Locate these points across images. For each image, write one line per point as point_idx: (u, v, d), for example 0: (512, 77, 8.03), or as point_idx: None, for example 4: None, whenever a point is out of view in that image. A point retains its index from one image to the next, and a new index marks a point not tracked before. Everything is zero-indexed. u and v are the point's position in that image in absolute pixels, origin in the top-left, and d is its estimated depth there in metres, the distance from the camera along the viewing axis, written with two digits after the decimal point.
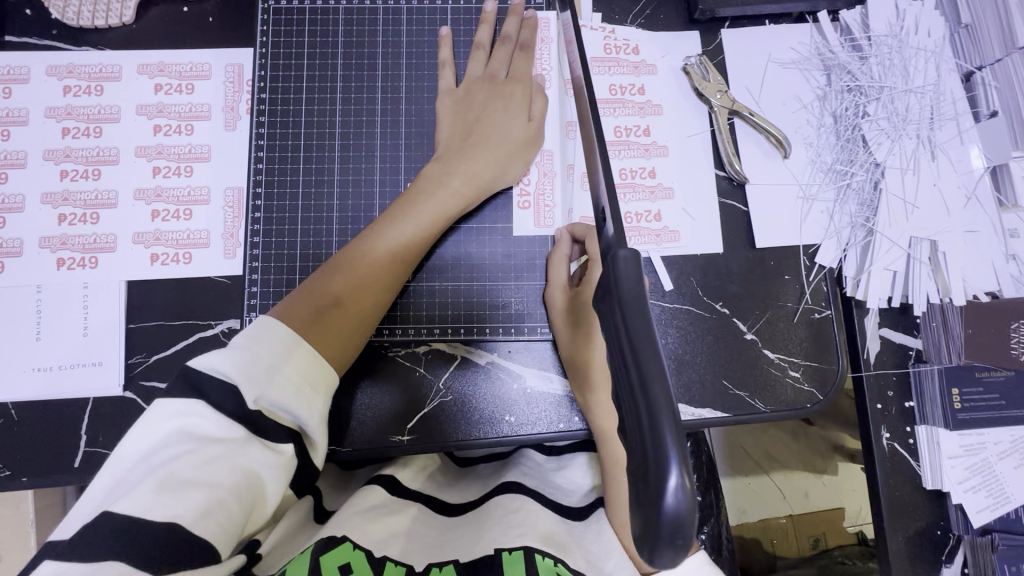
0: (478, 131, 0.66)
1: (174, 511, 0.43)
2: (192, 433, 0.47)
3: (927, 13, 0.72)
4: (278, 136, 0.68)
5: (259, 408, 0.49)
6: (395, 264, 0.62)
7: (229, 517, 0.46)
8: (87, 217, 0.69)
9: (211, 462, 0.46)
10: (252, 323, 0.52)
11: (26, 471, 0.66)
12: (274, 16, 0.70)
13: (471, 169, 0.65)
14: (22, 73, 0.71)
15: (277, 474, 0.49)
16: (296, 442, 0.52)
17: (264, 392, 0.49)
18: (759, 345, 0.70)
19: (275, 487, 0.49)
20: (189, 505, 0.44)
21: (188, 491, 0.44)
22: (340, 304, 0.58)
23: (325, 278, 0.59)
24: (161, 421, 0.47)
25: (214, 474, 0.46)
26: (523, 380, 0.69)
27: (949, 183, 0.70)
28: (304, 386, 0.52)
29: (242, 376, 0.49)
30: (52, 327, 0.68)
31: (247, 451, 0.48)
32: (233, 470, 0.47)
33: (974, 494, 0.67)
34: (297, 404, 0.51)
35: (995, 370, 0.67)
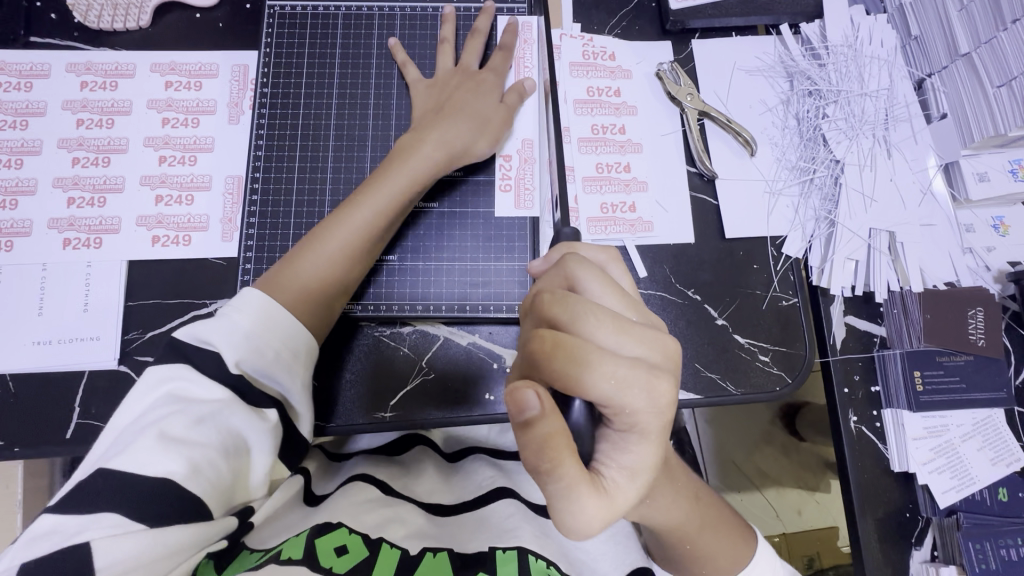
0: (451, 109, 0.69)
1: (165, 467, 0.46)
2: (182, 397, 0.50)
3: (879, 26, 0.79)
4: (278, 128, 0.74)
5: (241, 371, 0.53)
6: (367, 234, 0.64)
7: (218, 475, 0.49)
8: (94, 201, 0.74)
9: (199, 424, 0.49)
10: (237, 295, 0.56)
11: (19, 441, 0.68)
12: (279, 20, 0.76)
13: (441, 139, 0.67)
14: (44, 70, 0.77)
15: (264, 437, 0.53)
16: (280, 409, 0.56)
17: (245, 356, 0.54)
18: (730, 330, 0.73)
19: (260, 453, 0.53)
20: (178, 463, 0.47)
21: (178, 449, 0.47)
22: (313, 274, 0.61)
23: (301, 250, 0.62)
24: (153, 387, 0.51)
25: (200, 435, 0.49)
26: (502, 360, 0.72)
27: (905, 179, 0.74)
28: (284, 352, 0.56)
29: (224, 342, 0.53)
30: (54, 303, 0.71)
31: (232, 413, 0.51)
32: (220, 430, 0.50)
33: (940, 475, 0.68)
34: (276, 368, 0.55)
35: (956, 355, 0.70)
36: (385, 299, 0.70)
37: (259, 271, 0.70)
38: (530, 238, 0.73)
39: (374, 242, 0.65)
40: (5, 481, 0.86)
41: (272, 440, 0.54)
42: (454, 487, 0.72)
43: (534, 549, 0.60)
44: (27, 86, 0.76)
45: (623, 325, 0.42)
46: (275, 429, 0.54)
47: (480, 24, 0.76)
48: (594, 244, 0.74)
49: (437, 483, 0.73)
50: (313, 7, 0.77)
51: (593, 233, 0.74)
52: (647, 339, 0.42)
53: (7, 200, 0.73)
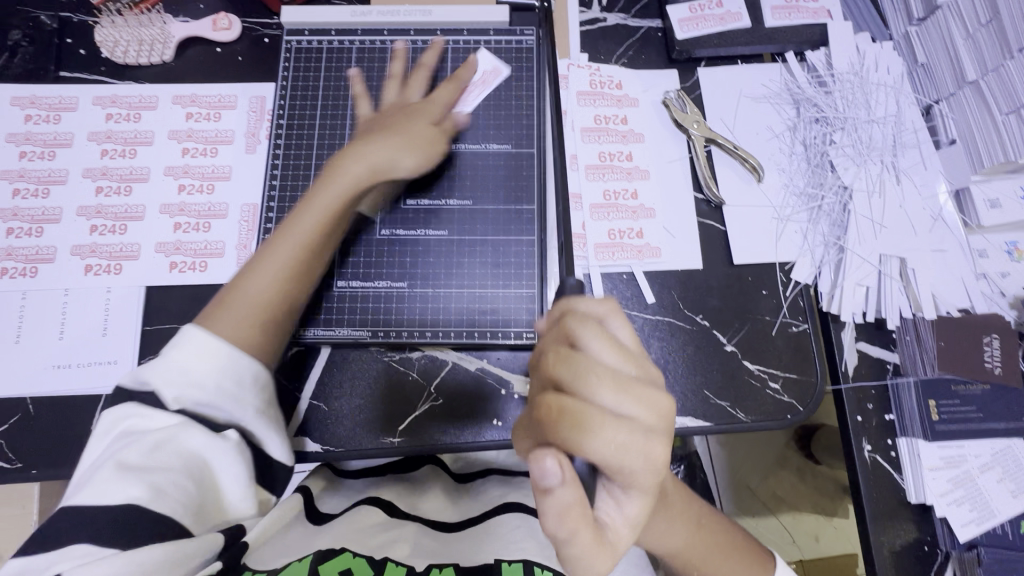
0: (401, 122, 0.69)
1: (124, 494, 0.48)
2: (133, 431, 0.53)
3: (885, 54, 0.79)
4: (293, 157, 0.76)
5: (181, 405, 0.55)
6: (301, 255, 0.64)
7: (186, 496, 0.50)
8: (116, 228, 0.76)
9: (159, 451, 0.51)
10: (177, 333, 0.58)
11: (36, 464, 0.69)
12: (295, 54, 0.79)
13: (361, 157, 0.66)
14: (71, 103, 0.80)
15: (225, 460, 0.54)
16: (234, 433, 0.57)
17: (181, 391, 0.55)
18: (740, 356, 0.72)
19: (225, 468, 0.54)
20: (142, 485, 0.49)
21: (139, 474, 0.49)
22: (251, 297, 0.62)
23: (245, 276, 0.63)
24: (113, 426, 0.54)
25: (164, 458, 0.51)
26: (511, 387, 0.72)
27: (915, 205, 0.74)
28: (225, 382, 0.57)
29: (161, 380, 0.56)
30: (75, 327, 0.73)
31: (189, 438, 0.53)
32: (181, 455, 0.52)
33: (958, 507, 0.67)
34: (218, 396, 0.56)
35: (972, 383, 0.69)
36: (395, 325, 0.71)
37: None
38: (538, 264, 0.73)
39: (315, 262, 0.65)
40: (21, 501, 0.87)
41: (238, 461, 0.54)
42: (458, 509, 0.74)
43: (539, 561, 0.61)
44: (56, 119, 0.79)
45: (622, 383, 0.42)
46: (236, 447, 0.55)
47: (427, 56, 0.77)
48: (601, 270, 0.75)
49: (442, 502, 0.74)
50: (328, 41, 0.79)
51: (601, 259, 0.75)
52: (646, 399, 0.42)
53: (33, 227, 0.76)
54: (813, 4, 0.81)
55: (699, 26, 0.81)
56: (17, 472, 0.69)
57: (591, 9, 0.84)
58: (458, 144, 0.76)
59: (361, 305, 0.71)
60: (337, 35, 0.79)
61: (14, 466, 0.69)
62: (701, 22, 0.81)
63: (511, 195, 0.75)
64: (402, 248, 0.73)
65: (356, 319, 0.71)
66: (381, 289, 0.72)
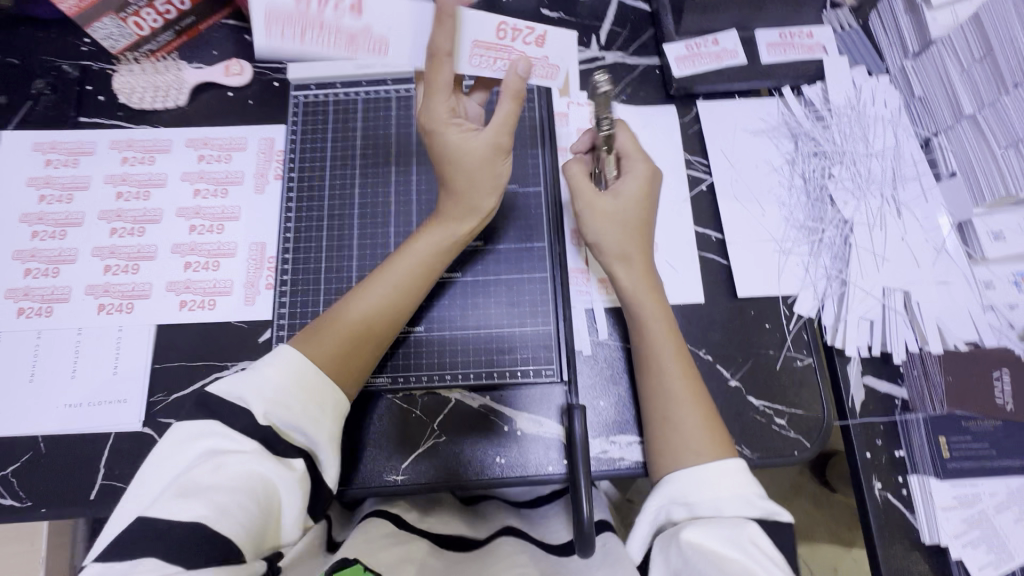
0: (463, 186, 0.64)
1: (197, 512, 0.44)
2: (219, 450, 0.49)
3: (882, 87, 0.80)
4: (307, 209, 0.80)
5: (270, 424, 0.51)
6: (359, 324, 0.62)
7: (248, 518, 0.46)
8: (128, 268, 0.78)
9: (223, 469, 0.47)
10: (196, 423, 0.50)
11: (45, 502, 0.70)
12: (303, 109, 0.84)
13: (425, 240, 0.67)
14: (89, 147, 0.83)
15: (291, 486, 0.50)
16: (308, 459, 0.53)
17: (271, 410, 0.52)
18: (744, 392, 0.72)
19: (291, 506, 0.50)
20: (207, 505, 0.44)
21: (205, 494, 0.45)
22: (323, 350, 0.59)
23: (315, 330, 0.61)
24: (184, 448, 0.49)
25: (228, 478, 0.47)
26: (514, 423, 0.71)
27: (917, 237, 0.74)
28: (254, 481, 0.48)
29: (253, 398, 0.52)
30: (87, 365, 0.75)
31: (262, 461, 0.49)
32: (249, 477, 0.48)
33: (975, 549, 0.65)
34: (303, 419, 0.53)
35: (983, 420, 0.68)
36: (403, 368, 0.72)
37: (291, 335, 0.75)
38: (553, 302, 0.74)
39: (371, 337, 0.63)
40: (31, 536, 0.88)
41: (301, 491, 0.51)
42: (475, 529, 0.73)
43: None
44: (74, 163, 0.82)
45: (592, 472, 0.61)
46: (304, 475, 0.51)
47: (446, 1, 0.53)
48: (605, 306, 0.75)
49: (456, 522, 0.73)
50: (335, 96, 0.84)
51: (605, 295, 0.75)
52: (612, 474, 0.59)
53: (50, 268, 0.78)
54: (809, 40, 0.83)
55: (697, 63, 0.82)
56: (28, 511, 0.70)
57: (590, 48, 0.86)
58: None
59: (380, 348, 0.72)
60: (344, 87, 0.85)
61: (24, 505, 0.70)
62: (698, 59, 0.82)
63: (513, 233, 0.76)
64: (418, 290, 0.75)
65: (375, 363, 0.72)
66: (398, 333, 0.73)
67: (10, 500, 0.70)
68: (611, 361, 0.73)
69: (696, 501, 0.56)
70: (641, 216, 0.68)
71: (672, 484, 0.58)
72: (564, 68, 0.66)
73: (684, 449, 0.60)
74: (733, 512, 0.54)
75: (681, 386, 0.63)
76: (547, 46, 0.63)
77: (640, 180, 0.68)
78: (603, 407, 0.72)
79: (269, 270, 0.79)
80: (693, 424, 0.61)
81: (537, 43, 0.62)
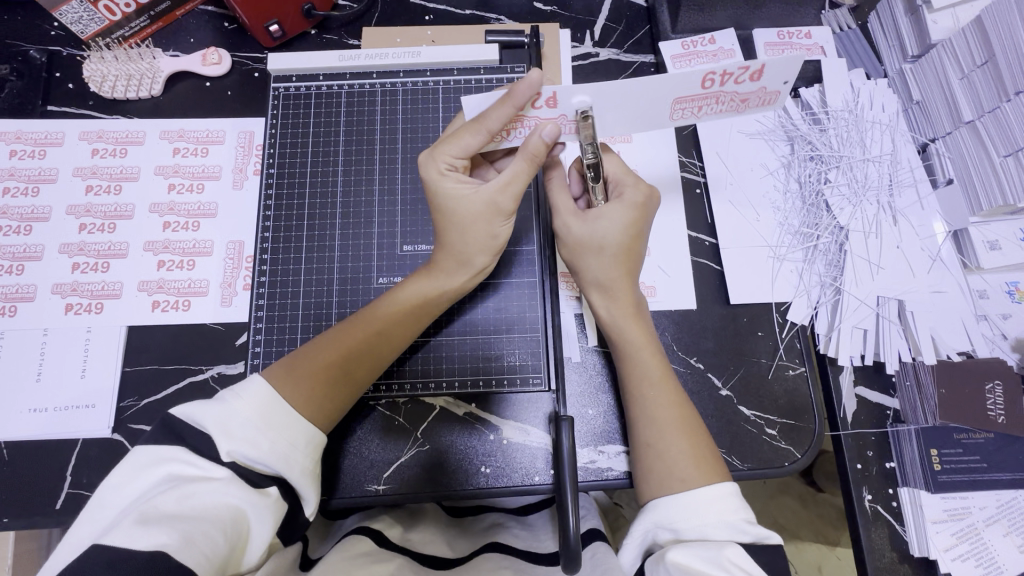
0: (452, 237, 0.60)
1: (160, 541, 0.43)
2: (178, 477, 0.49)
3: (881, 91, 0.79)
4: (285, 203, 0.74)
5: (234, 460, 0.51)
6: (367, 350, 0.61)
7: (215, 549, 0.45)
8: (98, 266, 0.75)
9: (192, 497, 0.47)
10: (156, 450, 0.50)
11: (8, 511, 0.67)
12: (282, 101, 0.77)
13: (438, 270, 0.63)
14: (58, 138, 0.79)
15: (263, 516, 0.50)
16: (281, 488, 0.53)
17: (239, 445, 0.51)
18: (736, 401, 0.70)
19: (259, 531, 0.50)
20: (173, 535, 0.44)
21: (171, 522, 0.45)
22: (319, 373, 0.58)
23: (322, 351, 0.60)
24: (149, 470, 0.49)
25: (198, 507, 0.47)
26: (500, 432, 0.69)
27: (912, 245, 0.73)
28: (223, 508, 0.48)
29: (221, 427, 0.51)
30: (53, 368, 0.71)
31: (232, 491, 0.49)
32: (217, 505, 0.48)
33: (963, 562, 0.65)
34: (271, 453, 0.52)
35: (975, 432, 0.67)
36: (385, 376, 0.69)
37: (270, 342, 0.70)
38: (542, 307, 0.71)
39: (371, 362, 0.61)
40: None
41: (272, 519, 0.51)
42: (455, 548, 0.71)
43: None
44: (41, 154, 0.78)
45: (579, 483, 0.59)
46: (277, 504, 0.52)
47: (517, 85, 0.51)
48: None
49: (437, 541, 0.71)
50: (316, 86, 0.77)
51: None
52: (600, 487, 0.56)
53: (14, 265, 0.74)
54: (807, 40, 0.81)
55: (692, 62, 0.80)
56: None
57: (583, 45, 0.84)
58: None
59: None
60: (325, 80, 0.78)
61: None
62: (694, 58, 0.80)
63: None
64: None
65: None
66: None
67: None
68: (601, 368, 0.71)
69: (691, 518, 0.54)
70: (625, 243, 0.62)
71: (661, 506, 0.56)
72: (785, 91, 0.60)
73: (679, 471, 0.57)
74: (717, 535, 0.53)
75: (667, 415, 0.60)
76: (763, 78, 0.58)
77: (630, 206, 0.62)
78: (592, 416, 0.70)
79: (248, 269, 0.75)
80: (688, 448, 0.58)
81: (752, 76, 0.57)
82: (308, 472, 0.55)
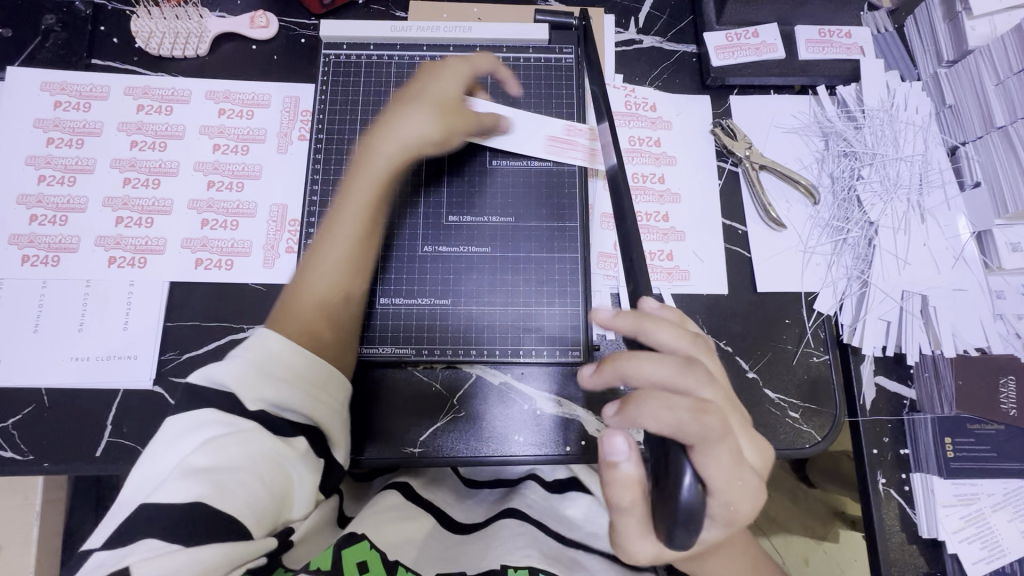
0: (423, 138, 0.69)
1: (199, 493, 0.47)
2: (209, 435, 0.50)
3: (915, 93, 0.81)
4: (333, 170, 0.75)
5: (262, 407, 0.53)
6: (343, 268, 0.66)
7: (253, 497, 0.49)
8: (142, 221, 0.75)
9: (221, 450, 0.49)
10: (184, 414, 0.51)
11: (49, 456, 0.68)
12: (333, 67, 0.78)
13: (366, 161, 0.68)
14: (103, 92, 0.79)
15: (293, 460, 0.52)
16: (308, 434, 0.55)
17: (259, 395, 0.53)
18: (761, 384, 0.73)
19: (299, 478, 0.53)
20: (209, 486, 0.47)
21: (205, 476, 0.47)
22: (307, 323, 0.62)
23: (295, 308, 0.62)
24: (180, 434, 0.50)
25: (228, 459, 0.49)
26: (534, 402, 0.72)
27: (938, 243, 0.76)
28: (254, 457, 0.50)
29: (239, 382, 0.53)
30: (96, 319, 0.72)
31: (261, 440, 0.51)
32: (248, 456, 0.50)
33: (969, 544, 0.68)
34: (297, 399, 0.54)
35: (987, 423, 0.70)
36: (426, 343, 0.70)
37: None
38: (580, 284, 0.73)
39: (358, 270, 0.67)
40: (23, 492, 0.85)
41: (304, 462, 0.53)
42: (475, 512, 0.73)
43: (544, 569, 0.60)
44: (86, 107, 0.78)
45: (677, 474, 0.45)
46: (305, 452, 0.54)
47: (474, 58, 0.73)
48: (631, 290, 0.75)
49: (454, 503, 0.74)
50: (366, 56, 0.78)
51: None
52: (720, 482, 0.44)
53: (57, 215, 0.75)
54: (847, 40, 0.83)
55: (735, 54, 0.82)
56: (30, 465, 0.68)
57: (627, 31, 0.85)
58: (499, 161, 0.76)
59: (404, 321, 0.71)
60: (376, 50, 0.79)
61: (27, 459, 0.68)
62: (737, 50, 0.82)
63: (545, 212, 0.75)
64: (447, 263, 0.72)
65: (399, 337, 0.70)
66: (423, 306, 0.71)
67: (10, 452, 0.68)
68: None
69: None
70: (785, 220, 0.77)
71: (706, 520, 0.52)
72: None
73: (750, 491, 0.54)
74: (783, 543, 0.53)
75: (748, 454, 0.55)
76: None
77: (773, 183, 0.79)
78: (623, 391, 0.72)
79: (290, 232, 0.76)
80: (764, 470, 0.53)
81: None
82: (333, 412, 0.57)
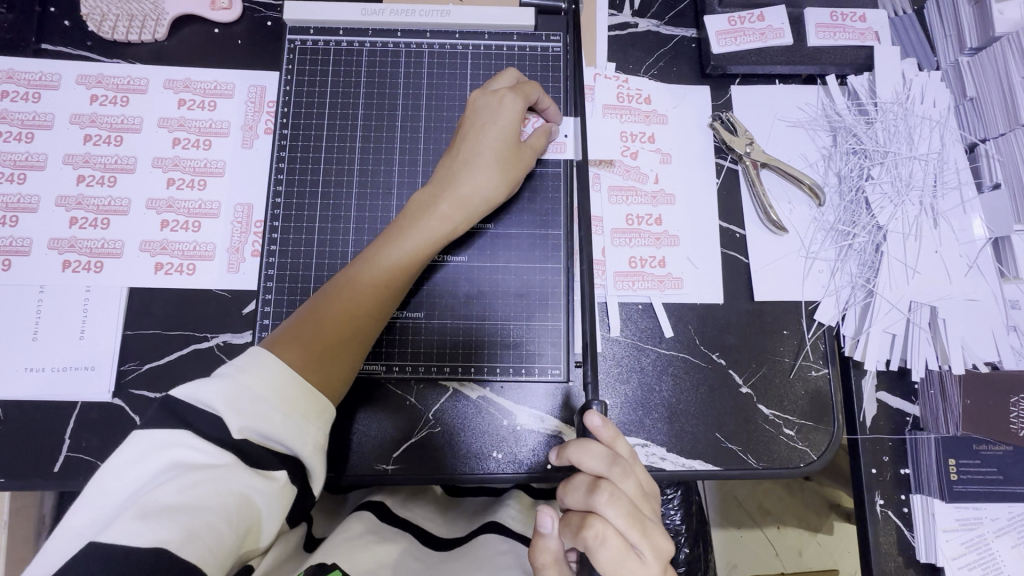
0: (453, 174, 0.63)
1: (161, 536, 0.43)
2: (184, 464, 0.47)
3: (933, 84, 0.75)
4: (299, 169, 0.69)
5: (246, 437, 0.48)
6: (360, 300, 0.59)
7: (219, 540, 0.45)
8: (98, 222, 0.71)
9: (195, 486, 0.45)
10: (163, 431, 0.47)
11: (4, 472, 0.65)
12: (300, 56, 0.72)
13: (458, 198, 0.62)
14: (53, 80, 0.74)
15: (271, 499, 0.49)
16: (293, 468, 0.51)
17: (251, 423, 0.49)
18: (755, 400, 0.69)
19: (270, 517, 0.49)
20: (174, 528, 0.43)
21: (172, 515, 0.44)
22: (308, 353, 0.55)
23: (298, 332, 0.56)
24: (151, 459, 0.47)
25: (202, 496, 0.45)
26: (514, 418, 0.68)
27: (951, 250, 0.70)
28: (227, 495, 0.46)
29: (229, 407, 0.48)
30: (50, 327, 0.68)
31: (237, 477, 0.47)
32: (222, 495, 0.46)
33: (970, 571, 0.65)
34: (286, 430, 0.50)
35: (995, 444, 0.66)
36: (399, 356, 0.66)
37: (279, 314, 0.66)
38: (565, 293, 0.68)
39: (371, 308, 0.59)
40: None
41: (280, 502, 0.49)
42: (453, 529, 0.70)
43: None
44: (35, 97, 0.73)
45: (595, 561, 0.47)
46: (286, 489, 0.50)
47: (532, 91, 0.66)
48: (619, 300, 0.71)
49: (433, 516, 0.72)
50: (336, 42, 0.72)
51: (619, 288, 0.70)
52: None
53: (7, 216, 0.70)
54: (861, 24, 0.76)
55: (738, 40, 0.75)
56: None
57: (621, 13, 0.78)
58: None
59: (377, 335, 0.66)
60: (346, 35, 0.72)
61: None
62: (740, 36, 0.75)
63: (528, 215, 0.70)
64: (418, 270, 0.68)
65: (373, 351, 0.66)
66: (395, 318, 0.67)
67: None
68: (622, 360, 0.69)
69: None
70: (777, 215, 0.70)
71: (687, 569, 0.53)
72: None
73: None
74: None
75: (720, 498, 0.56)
76: None
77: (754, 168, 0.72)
78: (609, 407, 0.68)
79: (257, 234, 0.72)
80: None
81: None
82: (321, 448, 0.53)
